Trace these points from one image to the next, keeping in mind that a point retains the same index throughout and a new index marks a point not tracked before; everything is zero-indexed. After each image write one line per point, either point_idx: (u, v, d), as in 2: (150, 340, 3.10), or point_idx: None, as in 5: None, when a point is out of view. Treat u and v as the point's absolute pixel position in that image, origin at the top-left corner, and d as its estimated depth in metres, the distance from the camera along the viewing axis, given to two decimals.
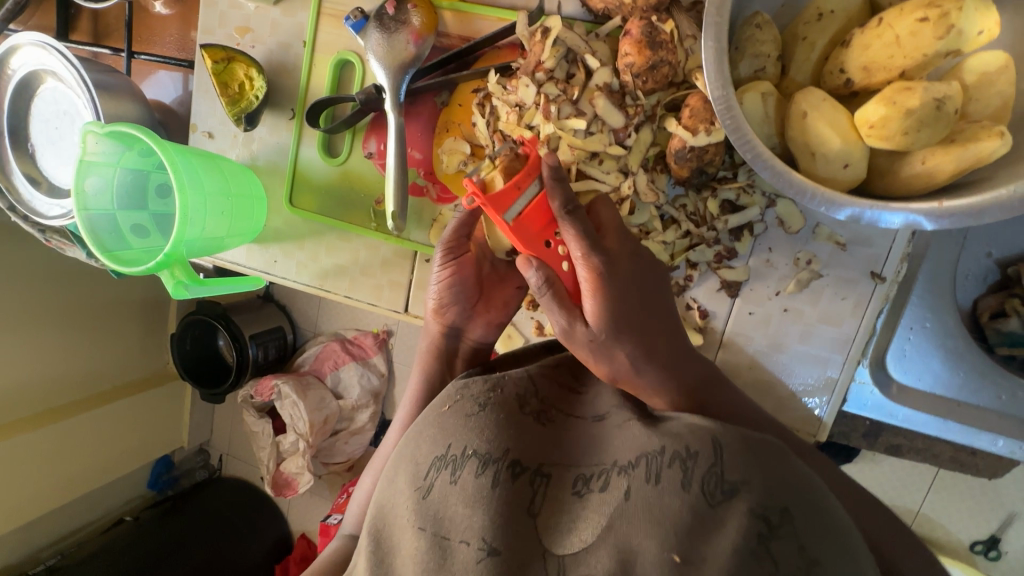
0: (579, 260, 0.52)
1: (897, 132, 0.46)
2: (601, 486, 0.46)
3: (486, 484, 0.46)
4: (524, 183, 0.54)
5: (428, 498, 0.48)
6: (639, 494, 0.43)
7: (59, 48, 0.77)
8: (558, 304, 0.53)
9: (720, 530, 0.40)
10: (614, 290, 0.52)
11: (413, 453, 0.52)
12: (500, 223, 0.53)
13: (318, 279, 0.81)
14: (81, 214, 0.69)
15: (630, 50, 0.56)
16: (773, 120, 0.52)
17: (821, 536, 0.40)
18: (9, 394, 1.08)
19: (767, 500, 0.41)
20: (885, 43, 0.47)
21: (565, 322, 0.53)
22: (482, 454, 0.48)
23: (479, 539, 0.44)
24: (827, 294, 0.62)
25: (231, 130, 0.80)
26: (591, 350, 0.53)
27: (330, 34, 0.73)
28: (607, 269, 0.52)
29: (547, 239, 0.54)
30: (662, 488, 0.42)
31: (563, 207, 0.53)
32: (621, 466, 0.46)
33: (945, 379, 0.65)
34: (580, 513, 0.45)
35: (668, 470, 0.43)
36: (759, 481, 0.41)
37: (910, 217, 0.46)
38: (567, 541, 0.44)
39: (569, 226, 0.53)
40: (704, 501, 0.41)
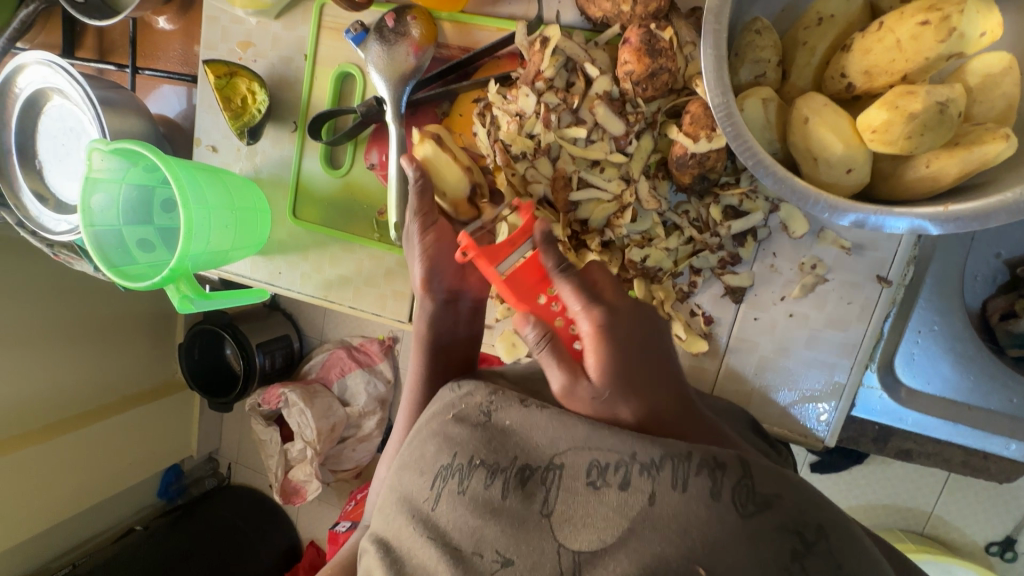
0: (581, 317, 0.49)
1: (900, 136, 0.45)
2: (620, 481, 0.43)
3: (497, 494, 0.46)
4: (518, 240, 0.57)
5: (436, 510, 0.48)
6: (666, 501, 0.42)
7: (64, 66, 0.78)
8: (557, 359, 0.49)
9: (757, 546, 0.41)
10: (617, 346, 0.49)
11: (419, 465, 0.52)
12: (490, 275, 0.55)
13: (322, 290, 0.81)
14: (87, 230, 0.69)
15: (629, 58, 0.56)
16: (774, 125, 0.51)
17: (842, 548, 0.44)
18: (20, 405, 1.09)
19: (796, 514, 0.44)
20: (886, 48, 0.46)
21: (566, 378, 0.49)
22: (490, 463, 0.48)
23: (495, 551, 0.44)
24: (832, 299, 0.62)
25: (234, 143, 0.81)
26: (592, 408, 0.48)
27: (331, 47, 0.74)
28: (609, 320, 0.49)
29: (541, 296, 0.55)
30: (689, 495, 0.42)
31: (556, 266, 0.52)
32: (643, 462, 0.44)
33: (956, 383, 0.64)
34: (596, 509, 0.43)
35: (695, 478, 0.43)
36: (790, 497, 0.45)
37: (914, 221, 0.46)
38: (582, 537, 0.42)
39: (565, 284, 0.50)
40: (735, 512, 0.42)
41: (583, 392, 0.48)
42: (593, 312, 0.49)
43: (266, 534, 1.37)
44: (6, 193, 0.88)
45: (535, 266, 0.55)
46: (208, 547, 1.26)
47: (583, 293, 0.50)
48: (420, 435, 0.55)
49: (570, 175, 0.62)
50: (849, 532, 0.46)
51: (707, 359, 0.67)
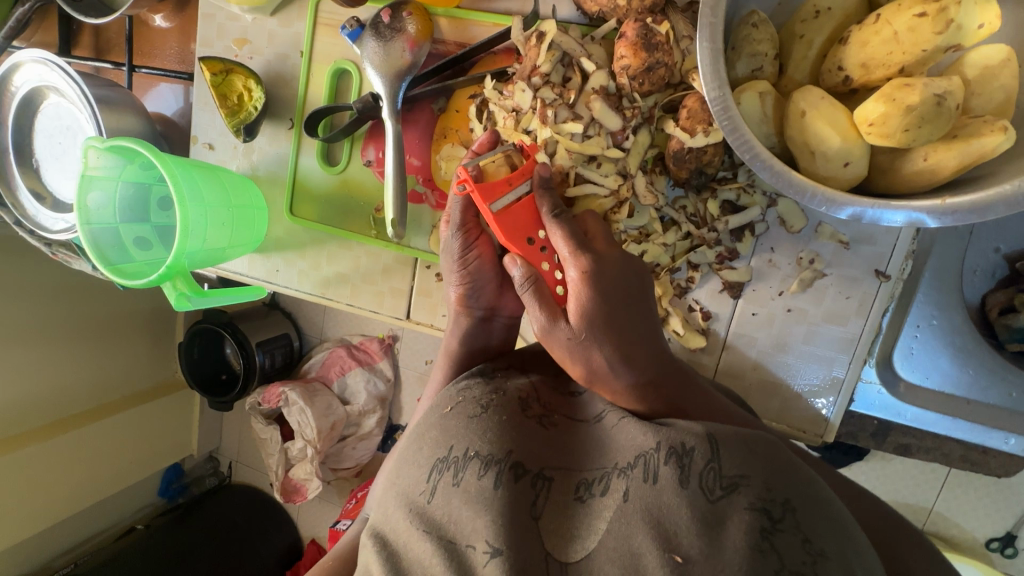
0: (568, 261, 0.53)
1: (898, 129, 0.45)
2: (602, 488, 0.46)
3: (489, 485, 0.46)
4: (515, 181, 0.56)
5: (431, 503, 0.48)
6: (638, 494, 0.43)
7: (60, 64, 0.77)
8: (540, 300, 0.54)
9: (726, 528, 0.40)
10: (600, 287, 0.53)
11: (416, 459, 0.52)
12: (486, 213, 0.54)
13: (320, 287, 0.81)
14: (85, 229, 0.69)
15: (625, 53, 0.55)
16: (771, 119, 0.51)
17: (823, 527, 0.42)
18: (21, 404, 1.09)
19: (766, 492, 0.42)
20: (883, 40, 0.46)
21: (547, 319, 0.53)
22: (484, 455, 0.48)
23: (485, 542, 0.43)
24: (830, 293, 0.62)
25: (231, 141, 0.81)
26: (569, 347, 0.54)
27: (327, 44, 0.74)
28: (597, 265, 0.53)
29: (531, 236, 0.55)
30: (661, 487, 0.43)
31: (551, 210, 0.55)
32: (621, 467, 0.46)
33: (955, 377, 0.64)
34: (583, 519, 0.45)
35: (665, 468, 0.43)
36: (758, 477, 0.43)
37: (912, 215, 0.46)
38: (574, 548, 0.43)
39: (557, 227, 0.55)
40: (704, 498, 0.42)
41: (562, 330, 0.53)
42: (584, 256, 0.53)
43: (267, 533, 1.37)
44: (3, 192, 0.88)
45: (529, 209, 0.56)
46: (209, 545, 1.27)
47: (576, 239, 0.54)
48: (416, 433, 0.55)
49: (567, 171, 0.61)
50: (828, 508, 0.44)
51: (705, 354, 0.67)
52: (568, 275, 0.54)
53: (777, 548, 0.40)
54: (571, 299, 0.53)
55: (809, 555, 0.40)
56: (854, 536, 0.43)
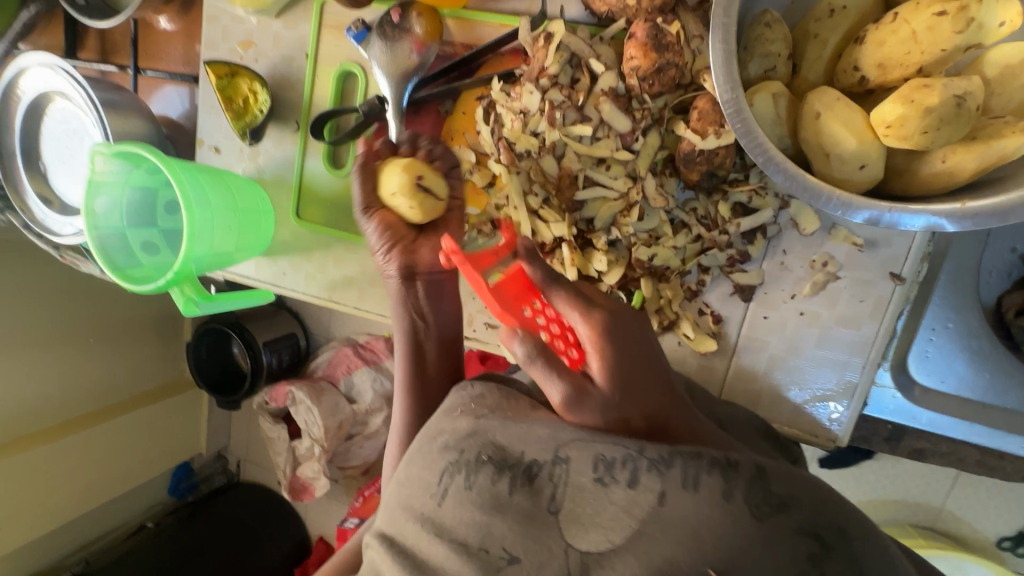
0: (579, 319, 0.51)
1: (916, 131, 0.44)
2: (628, 477, 0.44)
3: (502, 490, 0.45)
4: (502, 253, 0.57)
5: (442, 508, 0.47)
6: (676, 499, 0.42)
7: (66, 68, 0.77)
8: (556, 371, 0.48)
9: (776, 547, 0.41)
10: (618, 343, 0.51)
11: (425, 462, 0.51)
12: (473, 284, 0.52)
13: (327, 290, 0.81)
14: (92, 234, 0.70)
15: (635, 53, 0.55)
16: (785, 121, 0.50)
17: (867, 554, 0.45)
18: (32, 404, 1.10)
19: (815, 517, 0.44)
20: (901, 39, 0.45)
21: (570, 388, 0.48)
22: (497, 459, 0.47)
23: (501, 547, 0.43)
24: (844, 296, 0.61)
25: (237, 144, 0.81)
26: (599, 416, 0.48)
27: (332, 46, 0.73)
28: (610, 320, 0.51)
29: (523, 307, 0.55)
30: (701, 497, 0.42)
31: (545, 277, 0.53)
32: (651, 460, 0.44)
33: (970, 381, 0.63)
34: (604, 507, 0.43)
35: (707, 478, 0.43)
36: (807, 502, 0.45)
37: (931, 219, 0.45)
38: (591, 539, 0.42)
39: (557, 292, 0.52)
40: (750, 513, 0.42)
41: (592, 399, 0.48)
42: (592, 313, 0.51)
43: (276, 531, 1.37)
44: (11, 196, 0.88)
45: (523, 278, 0.56)
46: (217, 547, 1.26)
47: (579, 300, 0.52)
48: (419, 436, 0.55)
49: (577, 173, 0.61)
50: (869, 538, 0.46)
51: (717, 358, 0.66)
52: (580, 333, 0.51)
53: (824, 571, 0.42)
54: (593, 358, 0.50)
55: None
56: (888, 559, 0.46)
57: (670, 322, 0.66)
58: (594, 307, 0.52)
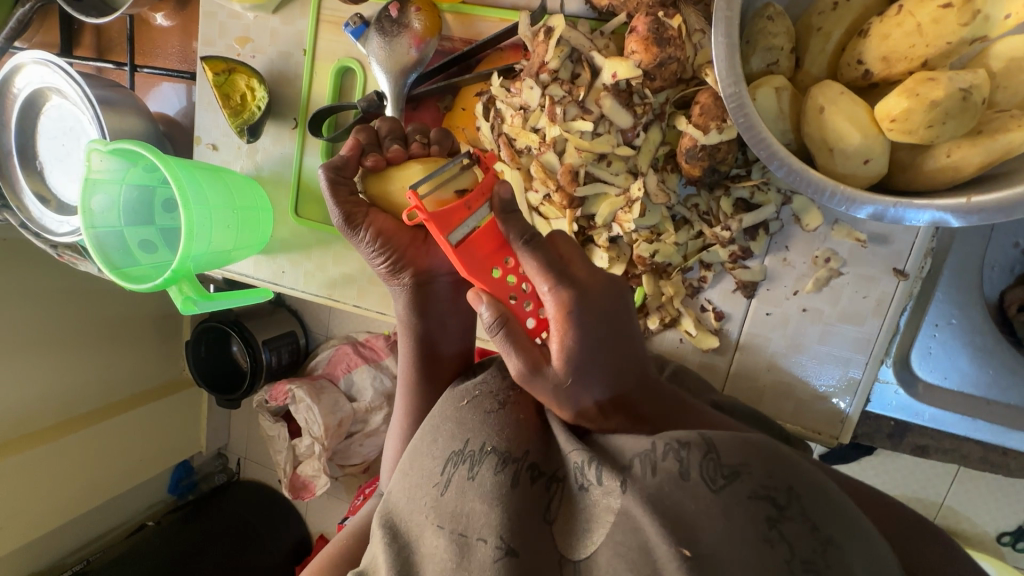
0: (546, 293, 0.47)
1: (921, 125, 0.44)
2: (597, 474, 0.44)
3: (505, 483, 0.46)
4: (473, 204, 0.50)
5: (444, 496, 0.48)
6: (641, 487, 0.42)
7: (61, 65, 0.77)
8: (516, 345, 0.48)
9: (733, 515, 0.40)
10: (583, 324, 0.47)
11: (429, 450, 0.51)
12: (444, 246, 0.48)
13: (326, 289, 0.80)
14: (87, 232, 0.68)
15: (636, 48, 0.54)
16: (788, 115, 0.50)
17: (834, 519, 0.42)
18: (31, 403, 1.10)
19: (770, 481, 0.42)
20: (905, 32, 0.45)
21: (526, 365, 0.48)
22: (502, 452, 0.48)
23: (497, 537, 0.44)
24: (847, 292, 0.60)
25: (235, 141, 0.80)
26: (554, 393, 0.49)
27: (330, 42, 0.73)
28: (578, 301, 0.47)
29: (496, 265, 0.51)
30: (661, 480, 0.42)
31: (517, 238, 0.49)
32: (615, 455, 0.45)
33: (974, 377, 0.62)
34: (596, 509, 0.44)
35: (663, 462, 0.43)
36: (759, 465, 0.43)
37: (936, 215, 0.44)
38: (581, 545, 0.43)
39: (528, 258, 0.48)
40: (707, 487, 0.41)
41: (546, 378, 0.48)
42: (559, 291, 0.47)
43: (277, 529, 1.37)
44: (7, 195, 0.88)
45: (494, 236, 0.51)
46: (218, 543, 1.27)
47: (550, 274, 0.47)
48: (428, 420, 0.54)
49: (577, 169, 0.60)
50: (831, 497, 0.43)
51: (719, 355, 0.66)
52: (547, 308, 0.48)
53: (783, 534, 0.40)
54: (553, 340, 0.47)
55: (817, 539, 0.40)
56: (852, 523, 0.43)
57: (672, 319, 0.66)
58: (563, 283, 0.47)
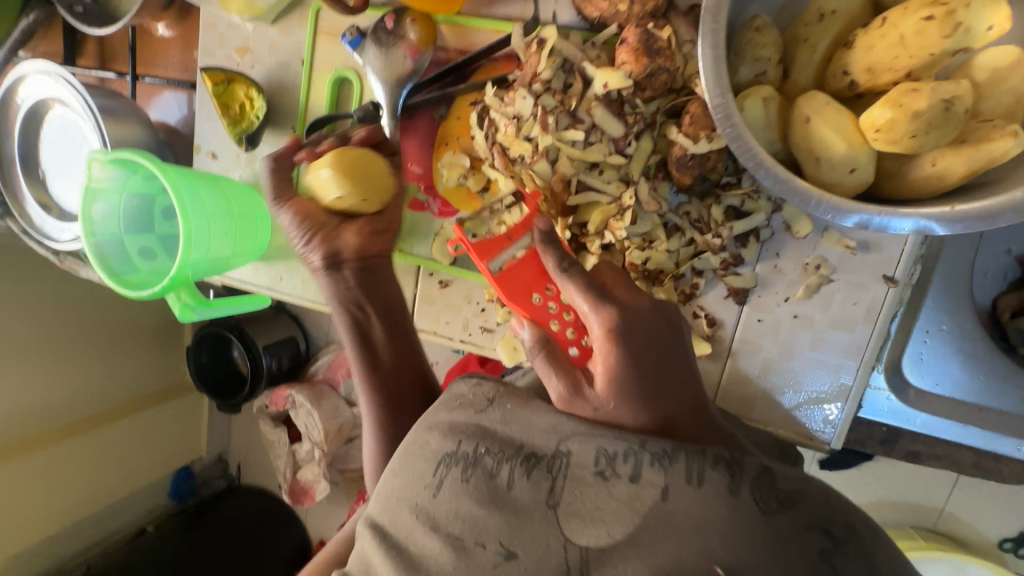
0: (590, 314, 0.50)
1: (905, 135, 0.44)
2: (631, 472, 0.44)
3: (504, 484, 0.46)
4: (516, 235, 0.60)
5: (437, 499, 0.47)
6: (680, 494, 0.42)
7: (64, 76, 0.78)
8: (557, 368, 0.51)
9: (790, 544, 0.41)
10: (627, 347, 0.49)
11: (421, 452, 0.51)
12: (485, 271, 0.60)
13: (324, 295, 0.81)
14: (87, 241, 0.70)
15: (626, 59, 0.55)
16: (775, 125, 0.50)
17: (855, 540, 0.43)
18: (33, 410, 1.11)
19: (823, 514, 0.44)
20: (889, 44, 0.45)
21: (567, 388, 0.50)
22: (496, 451, 0.48)
23: (499, 542, 0.44)
24: (838, 299, 0.61)
25: (233, 150, 0.81)
26: (594, 420, 0.48)
27: (327, 52, 0.74)
28: (621, 320, 0.49)
29: (536, 292, 0.59)
30: (706, 491, 0.42)
31: (558, 265, 0.52)
32: (653, 455, 0.44)
33: (964, 383, 0.63)
34: (605, 502, 0.43)
35: (710, 473, 0.43)
36: (814, 497, 0.45)
37: (920, 222, 0.45)
38: (591, 534, 0.42)
39: (569, 282, 0.52)
40: (759, 507, 0.42)
41: (586, 401, 0.48)
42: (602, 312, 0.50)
43: (279, 533, 1.37)
44: (10, 204, 0.89)
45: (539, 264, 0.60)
46: (219, 555, 1.28)
47: (590, 295, 0.51)
48: (421, 423, 0.54)
49: (569, 178, 0.61)
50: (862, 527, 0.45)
51: (712, 362, 0.66)
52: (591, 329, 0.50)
53: (835, 567, 0.41)
54: (597, 362, 0.49)
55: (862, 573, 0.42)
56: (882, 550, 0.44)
57: None
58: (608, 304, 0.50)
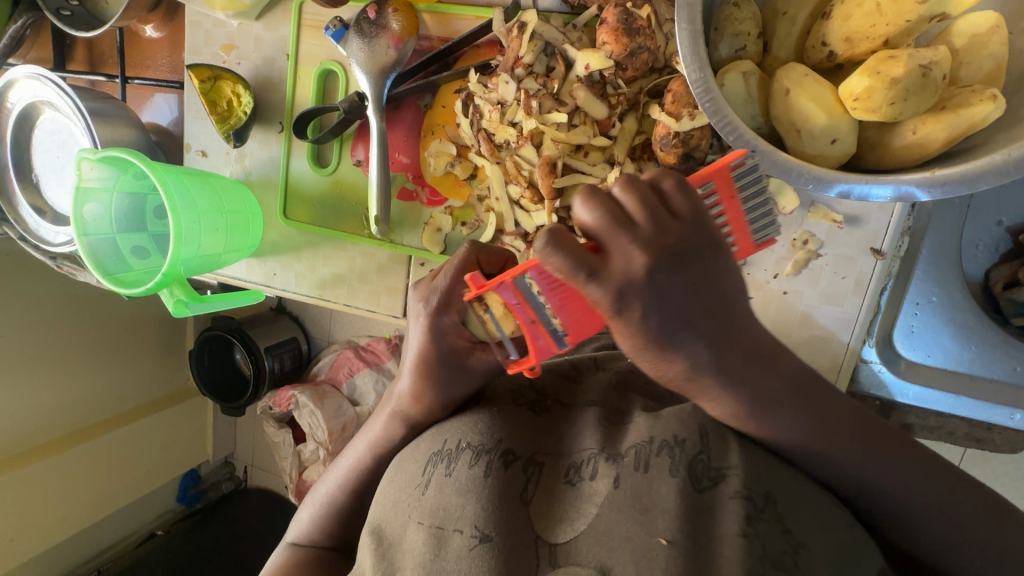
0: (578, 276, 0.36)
1: (884, 102, 0.44)
2: (591, 472, 0.44)
3: (479, 474, 0.45)
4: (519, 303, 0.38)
5: (425, 495, 0.47)
6: (629, 482, 0.41)
7: (53, 79, 0.79)
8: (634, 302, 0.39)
9: (710, 518, 0.38)
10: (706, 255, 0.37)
11: (411, 455, 0.51)
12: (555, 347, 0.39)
13: (317, 289, 0.81)
14: (81, 240, 0.70)
15: (606, 39, 0.55)
16: (756, 99, 0.50)
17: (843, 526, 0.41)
18: (37, 416, 1.11)
19: (752, 482, 0.40)
20: (865, 12, 0.45)
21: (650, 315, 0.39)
22: (476, 445, 0.47)
23: (473, 526, 0.43)
24: (826, 273, 0.60)
25: (223, 147, 0.81)
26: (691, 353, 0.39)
27: (313, 46, 0.74)
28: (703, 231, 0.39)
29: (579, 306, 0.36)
30: (652, 476, 0.41)
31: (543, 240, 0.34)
32: (608, 453, 0.44)
33: (956, 354, 0.62)
34: (571, 502, 0.43)
35: (656, 458, 0.42)
36: (749, 468, 0.40)
37: (901, 189, 0.45)
38: (560, 530, 0.42)
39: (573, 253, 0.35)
40: (692, 486, 0.40)
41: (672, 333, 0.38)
42: (630, 311, 0.33)
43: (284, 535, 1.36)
44: (5, 209, 0.89)
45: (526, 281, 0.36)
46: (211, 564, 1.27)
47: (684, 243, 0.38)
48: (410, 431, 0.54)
49: (555, 161, 0.61)
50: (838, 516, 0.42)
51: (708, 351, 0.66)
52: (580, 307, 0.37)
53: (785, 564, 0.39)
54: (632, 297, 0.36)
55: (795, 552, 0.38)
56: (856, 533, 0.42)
57: None
58: (635, 302, 0.32)
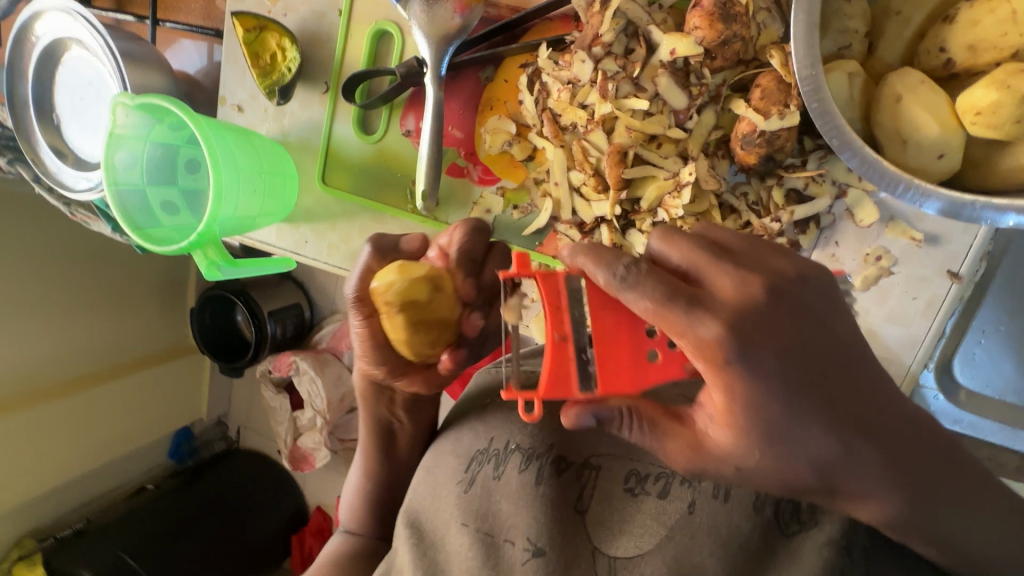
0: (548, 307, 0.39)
1: (1008, 120, 0.42)
2: (660, 489, 0.46)
3: (532, 480, 0.49)
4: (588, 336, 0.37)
5: (470, 492, 0.50)
6: (705, 509, 0.44)
7: (84, 13, 0.74)
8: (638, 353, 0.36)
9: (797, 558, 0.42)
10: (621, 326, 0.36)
11: (452, 449, 0.54)
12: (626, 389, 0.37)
13: (350, 262, 0.77)
14: (110, 189, 0.67)
15: (699, 23, 0.52)
16: (858, 103, 0.47)
17: None
18: (37, 362, 1.09)
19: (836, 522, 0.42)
20: (998, 19, 0.42)
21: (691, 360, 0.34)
22: (527, 450, 0.50)
23: (525, 540, 0.47)
24: (896, 293, 0.58)
25: (262, 104, 0.77)
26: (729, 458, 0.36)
27: (366, 2, 0.69)
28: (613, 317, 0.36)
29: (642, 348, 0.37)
30: (731, 506, 0.44)
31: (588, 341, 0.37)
32: (683, 475, 0.46)
33: (1018, 385, 0.60)
34: (634, 516, 0.46)
35: (736, 487, 0.44)
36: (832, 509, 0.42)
37: (1020, 218, 0.42)
38: (620, 544, 0.45)
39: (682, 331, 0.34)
40: (777, 528, 0.43)
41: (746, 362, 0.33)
42: (754, 355, 0.33)
43: (276, 499, 1.35)
44: (23, 148, 0.85)
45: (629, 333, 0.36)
46: (207, 518, 1.23)
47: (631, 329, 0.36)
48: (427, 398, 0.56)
49: (625, 149, 0.58)
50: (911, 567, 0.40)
51: None
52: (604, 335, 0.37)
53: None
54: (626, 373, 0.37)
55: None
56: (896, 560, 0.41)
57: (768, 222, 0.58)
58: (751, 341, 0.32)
